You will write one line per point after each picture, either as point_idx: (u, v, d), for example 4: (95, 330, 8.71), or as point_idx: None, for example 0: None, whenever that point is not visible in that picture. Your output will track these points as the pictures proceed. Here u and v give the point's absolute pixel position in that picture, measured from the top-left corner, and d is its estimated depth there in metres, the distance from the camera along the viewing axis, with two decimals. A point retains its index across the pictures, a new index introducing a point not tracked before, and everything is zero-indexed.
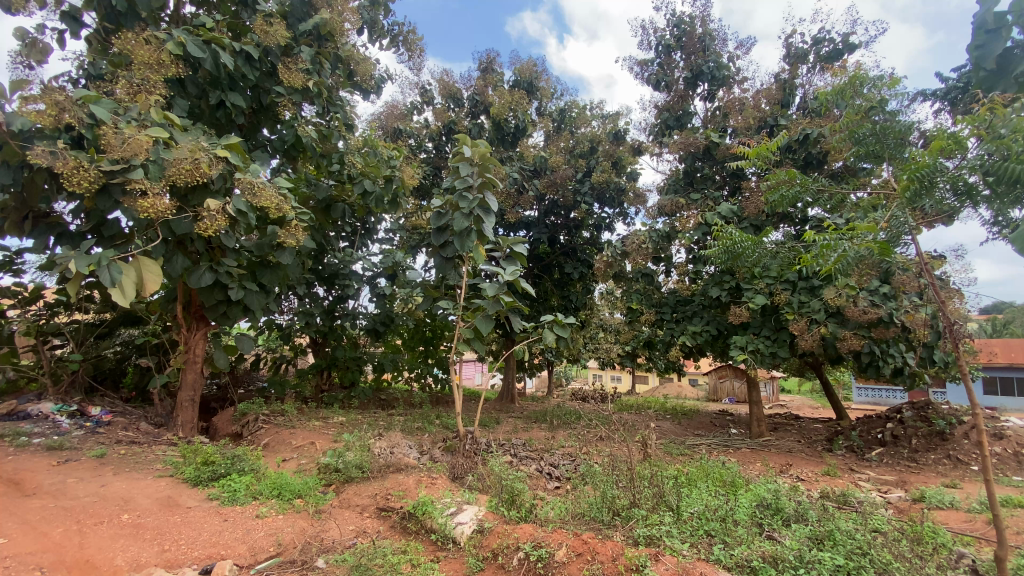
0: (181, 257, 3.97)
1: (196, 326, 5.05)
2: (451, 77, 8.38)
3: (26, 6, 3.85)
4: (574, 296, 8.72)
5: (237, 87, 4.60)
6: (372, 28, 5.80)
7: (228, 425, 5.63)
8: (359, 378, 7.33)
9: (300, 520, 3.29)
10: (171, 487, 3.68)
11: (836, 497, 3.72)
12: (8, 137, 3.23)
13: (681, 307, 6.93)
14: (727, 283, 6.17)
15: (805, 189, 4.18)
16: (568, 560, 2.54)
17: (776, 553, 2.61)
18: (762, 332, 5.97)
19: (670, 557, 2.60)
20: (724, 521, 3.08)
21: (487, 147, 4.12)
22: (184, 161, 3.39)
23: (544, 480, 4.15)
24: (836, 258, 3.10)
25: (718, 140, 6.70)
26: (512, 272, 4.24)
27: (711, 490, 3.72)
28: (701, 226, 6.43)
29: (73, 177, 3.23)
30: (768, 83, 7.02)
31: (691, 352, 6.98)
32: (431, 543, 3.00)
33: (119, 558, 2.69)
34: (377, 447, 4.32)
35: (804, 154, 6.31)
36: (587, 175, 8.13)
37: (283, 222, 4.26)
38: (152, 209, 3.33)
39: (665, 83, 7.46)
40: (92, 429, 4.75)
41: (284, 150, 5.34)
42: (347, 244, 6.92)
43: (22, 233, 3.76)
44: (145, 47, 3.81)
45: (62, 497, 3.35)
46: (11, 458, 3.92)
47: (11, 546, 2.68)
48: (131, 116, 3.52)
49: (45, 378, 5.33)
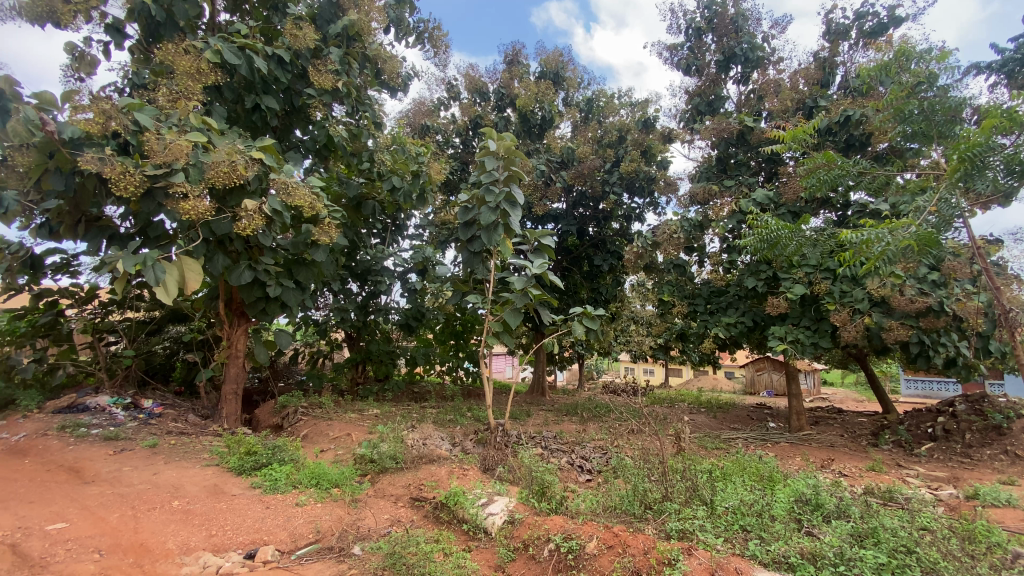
0: (221, 256, 4.18)
1: (238, 323, 5.27)
2: (476, 70, 8.37)
3: (74, 21, 4.05)
4: (605, 289, 8.87)
5: (271, 90, 4.74)
6: (398, 25, 5.85)
7: (270, 416, 5.85)
8: (393, 371, 7.52)
9: (337, 508, 3.40)
10: (218, 475, 3.87)
11: (881, 493, 3.56)
12: (60, 145, 3.41)
13: (715, 299, 6.73)
14: (764, 273, 5.92)
15: (845, 172, 4.36)
16: (599, 553, 2.54)
17: (815, 550, 2.53)
18: (802, 323, 5.75)
19: (704, 552, 2.57)
20: (761, 516, 3.00)
21: (513, 140, 4.09)
22: (222, 164, 3.51)
23: (575, 473, 4.14)
24: (877, 244, 3.34)
25: (753, 124, 6.46)
26: (540, 265, 4.19)
27: (747, 484, 3.64)
28: (736, 214, 6.25)
29: (120, 182, 3.40)
30: (805, 62, 6.70)
31: (726, 344, 6.82)
32: (463, 533, 3.06)
33: (170, 541, 2.85)
34: (410, 437, 4.38)
35: (845, 137, 5.94)
36: (616, 165, 7.98)
37: (316, 220, 4.38)
38: (193, 210, 3.48)
39: (696, 68, 7.30)
40: (145, 421, 5.03)
41: (316, 150, 5.45)
42: (378, 241, 7.15)
43: (77, 236, 4.00)
44: (185, 57, 3.97)
45: (118, 484, 3.58)
46: (72, 449, 4.21)
47: (72, 530, 2.88)
48: (172, 122, 3.69)
49: (102, 373, 5.69)
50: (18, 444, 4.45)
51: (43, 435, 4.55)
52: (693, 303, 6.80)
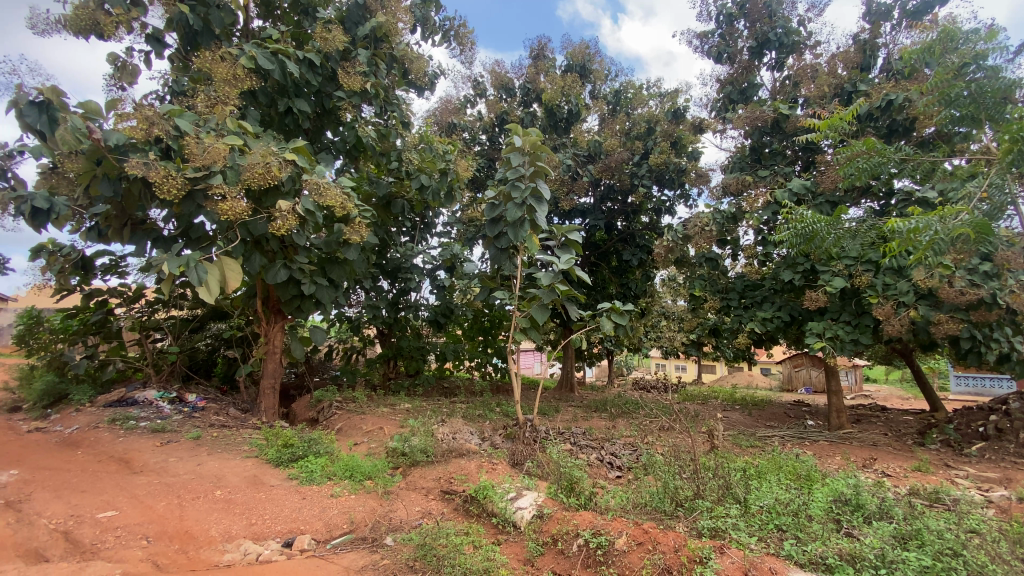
0: (258, 256, 4.33)
1: (275, 320, 5.45)
2: (502, 66, 8.38)
3: (117, 33, 4.26)
4: (634, 284, 8.75)
5: (302, 94, 4.86)
6: (424, 24, 5.90)
7: (306, 410, 6.04)
8: (423, 367, 7.64)
9: (370, 500, 3.48)
10: (257, 466, 4.03)
11: (927, 494, 3.40)
12: (106, 152, 3.60)
13: (750, 293, 6.54)
14: (800, 266, 5.73)
15: (886, 159, 4.19)
16: (628, 549, 2.53)
17: (855, 551, 2.44)
18: (841, 318, 5.52)
19: (737, 551, 2.52)
20: (797, 515, 2.92)
21: (538, 135, 4.09)
22: (257, 166, 3.63)
23: (605, 469, 4.11)
24: (925, 232, 3.25)
25: (789, 111, 6.24)
26: (567, 261, 4.18)
27: (783, 483, 3.54)
28: (771, 205, 6.05)
29: (163, 185, 3.56)
30: (844, 46, 6.42)
31: (762, 339, 6.63)
32: (492, 526, 3.09)
33: (213, 529, 2.99)
34: (440, 432, 4.45)
35: (887, 122, 5.67)
36: (644, 157, 7.85)
37: (347, 220, 4.48)
38: (231, 211, 3.62)
39: (727, 55, 7.10)
40: (188, 414, 5.27)
41: (346, 150, 5.57)
42: (408, 239, 7.27)
43: (124, 239, 4.23)
44: (222, 64, 4.13)
45: (165, 474, 3.77)
46: (122, 440, 4.47)
47: (123, 518, 3.06)
48: (210, 127, 3.84)
49: (149, 368, 6.01)
50: (73, 436, 4.75)
51: (95, 428, 4.84)
52: (727, 298, 6.66)
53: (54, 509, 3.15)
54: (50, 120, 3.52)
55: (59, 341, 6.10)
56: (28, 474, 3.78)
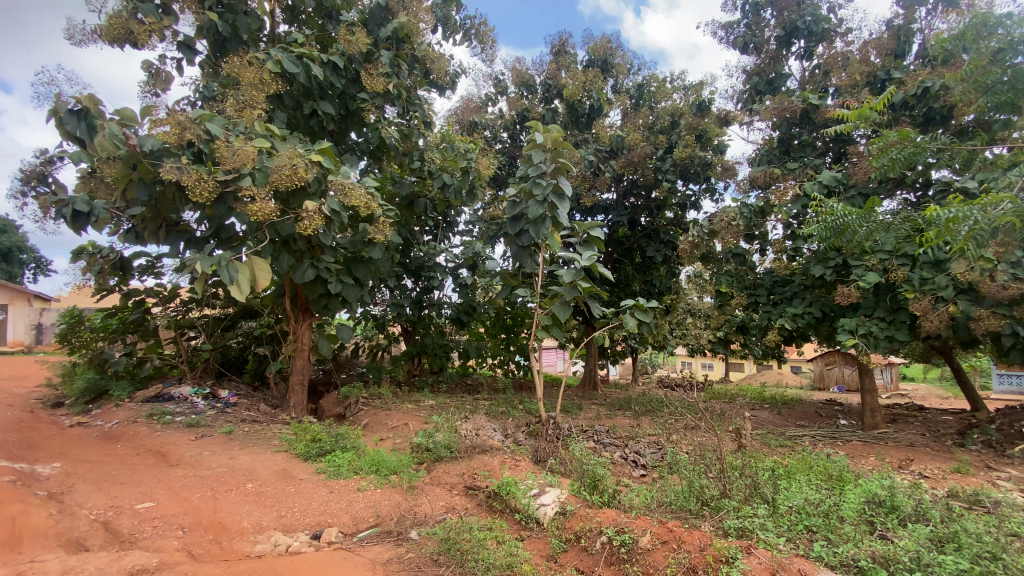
0: (287, 256, 4.43)
1: (303, 318, 5.59)
2: (523, 63, 8.37)
3: (150, 41, 4.42)
4: (659, 281, 8.63)
5: (327, 96, 4.96)
6: (445, 24, 5.93)
7: (333, 406, 6.19)
8: (447, 364, 7.72)
9: (396, 494, 3.54)
10: (287, 460, 4.14)
11: (967, 496, 3.27)
12: (142, 157, 3.75)
13: (779, 289, 6.37)
14: (832, 261, 5.56)
15: (922, 150, 4.03)
16: (653, 547, 2.51)
17: (888, 554, 2.37)
18: (875, 314, 5.34)
19: (764, 551, 2.48)
20: (828, 517, 2.85)
21: (560, 132, 4.06)
22: (284, 167, 3.72)
23: (629, 468, 4.08)
24: (964, 223, 3.14)
25: (819, 101, 6.05)
26: (589, 257, 4.15)
27: (813, 483, 3.45)
28: (801, 198, 5.88)
29: (196, 188, 3.68)
30: (877, 32, 6.19)
31: (791, 336, 6.47)
32: (516, 522, 3.10)
33: (245, 521, 3.09)
34: (464, 428, 4.49)
35: (924, 110, 5.45)
36: (668, 152, 7.73)
37: (372, 219, 4.56)
38: (260, 212, 3.73)
39: (754, 45, 6.93)
40: (221, 409, 5.45)
41: (370, 151, 5.66)
42: (431, 237, 7.32)
43: (159, 240, 4.40)
44: (249, 68, 4.24)
45: (199, 467, 3.92)
46: (159, 434, 4.66)
47: (160, 509, 3.19)
48: (240, 130, 3.95)
49: (184, 365, 6.24)
50: (113, 430, 4.97)
51: (134, 423, 5.05)
52: (755, 294, 6.49)
53: (95, 500, 3.30)
54: (89, 127, 3.68)
55: (99, 339, 6.38)
56: (71, 466, 3.97)
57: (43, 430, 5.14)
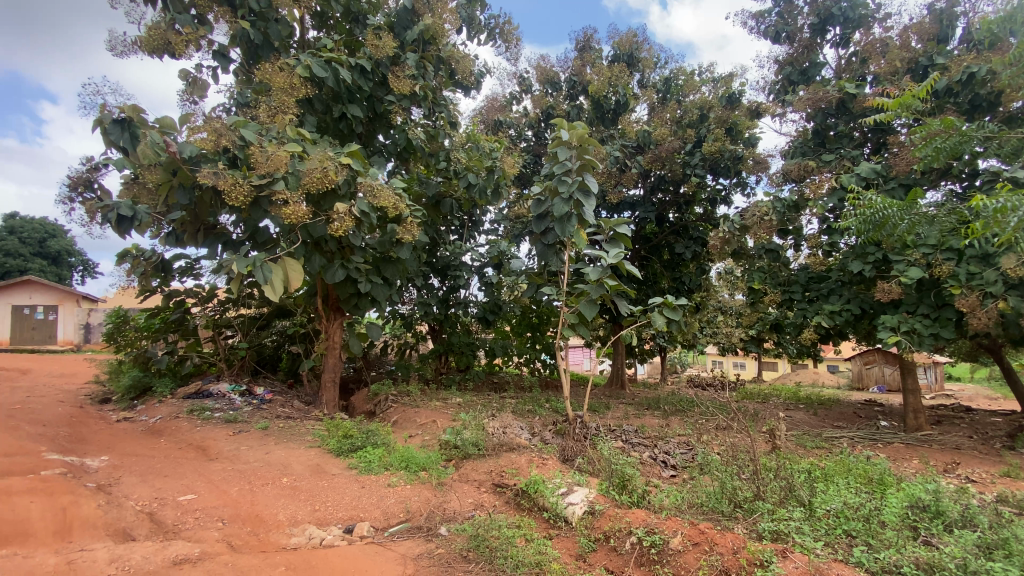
0: (318, 256, 4.54)
1: (334, 317, 5.71)
2: (548, 61, 8.34)
3: (187, 51, 4.58)
4: (688, 278, 8.48)
5: (356, 99, 5.06)
6: (470, 24, 5.96)
7: (363, 403, 6.32)
8: (473, 362, 7.78)
9: (425, 490, 3.59)
10: (320, 456, 4.25)
11: (1018, 502, 3.10)
12: (181, 163, 3.89)
13: (815, 285, 6.16)
14: (871, 256, 5.35)
15: (968, 138, 3.83)
16: (684, 549, 2.47)
17: (933, 560, 2.27)
18: (918, 311, 5.12)
19: (801, 555, 2.42)
20: (869, 521, 2.75)
21: (585, 128, 4.03)
22: (315, 170, 3.81)
23: (659, 468, 4.02)
24: (1014, 213, 2.98)
25: (856, 90, 5.82)
26: (616, 255, 4.09)
27: (852, 487, 3.34)
28: (837, 191, 5.67)
29: (232, 193, 3.80)
30: (919, 16, 5.91)
31: (828, 334, 6.26)
32: (544, 521, 3.10)
33: (281, 514, 3.19)
34: (491, 426, 4.52)
35: (969, 97, 5.18)
36: (697, 146, 7.57)
37: (400, 220, 4.62)
38: (293, 215, 3.83)
39: (786, 34, 6.72)
40: (257, 405, 5.63)
41: (397, 153, 5.74)
42: (457, 237, 7.37)
43: (198, 243, 4.58)
44: (280, 74, 4.35)
45: (237, 461, 4.06)
46: (199, 429, 4.85)
47: (201, 501, 3.32)
48: (273, 135, 4.06)
49: (222, 363, 6.50)
50: (157, 425, 5.20)
51: (176, 418, 5.28)
52: (789, 291, 6.26)
53: (140, 492, 3.46)
54: (132, 137, 3.85)
55: (142, 338, 6.67)
56: (118, 459, 4.17)
57: (92, 424, 5.41)
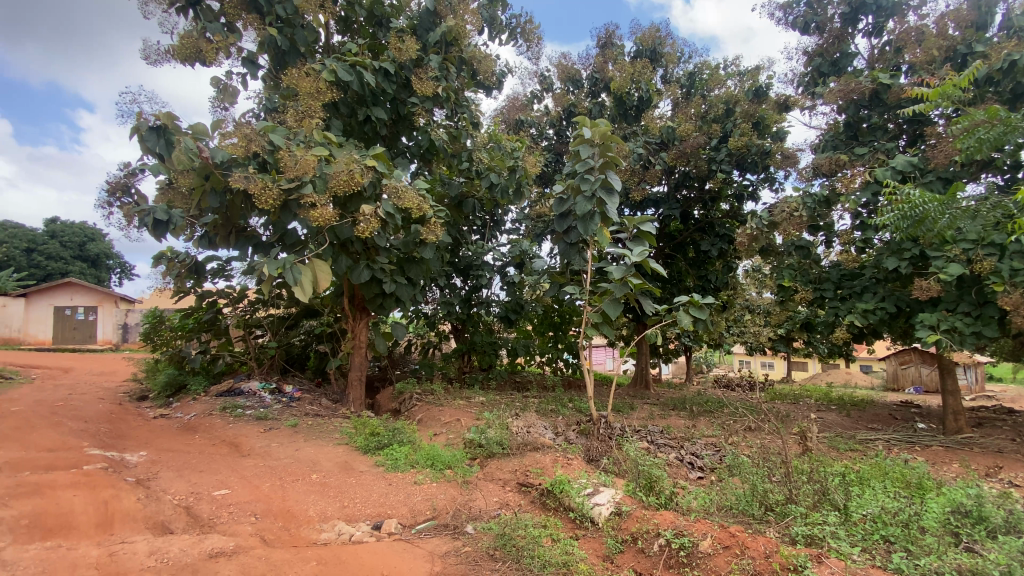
0: (345, 257, 4.62)
1: (360, 316, 5.81)
2: (569, 58, 8.29)
3: (217, 58, 4.71)
4: (715, 276, 8.33)
5: (380, 102, 5.13)
6: (491, 25, 5.97)
7: (389, 402, 6.40)
8: (496, 362, 7.81)
9: (451, 488, 3.62)
10: (348, 453, 4.32)
11: None
12: (213, 168, 4.01)
13: (848, 283, 5.97)
14: (907, 252, 5.16)
15: (1013, 128, 3.66)
16: (714, 552, 2.44)
17: (977, 568, 2.18)
18: (958, 309, 4.91)
19: (837, 561, 2.35)
20: (908, 527, 2.65)
21: (608, 126, 3.99)
22: (341, 173, 3.88)
23: (685, 470, 3.96)
24: None
25: (890, 81, 5.62)
26: (640, 253, 4.03)
27: (890, 491, 3.22)
28: (871, 185, 5.48)
29: (262, 196, 3.90)
30: (958, 1, 5.67)
31: (861, 333, 6.07)
32: (570, 521, 3.08)
33: (311, 510, 3.26)
34: (515, 425, 4.53)
35: (1013, 85, 4.95)
36: (723, 141, 7.43)
37: (423, 220, 4.66)
38: (321, 218, 3.90)
39: (816, 25, 6.53)
40: (286, 403, 5.76)
41: (420, 154, 5.79)
42: (479, 237, 7.41)
43: (230, 245, 4.72)
44: (307, 79, 4.44)
45: (268, 458, 4.17)
46: (232, 426, 4.99)
47: (235, 496, 3.42)
48: (300, 139, 4.15)
49: (252, 361, 6.74)
50: (191, 422, 5.37)
51: (209, 415, 5.44)
52: (820, 289, 6.09)
53: (177, 486, 3.58)
54: (167, 143, 4.00)
55: (177, 338, 6.90)
56: (155, 455, 4.32)
57: (130, 421, 5.63)
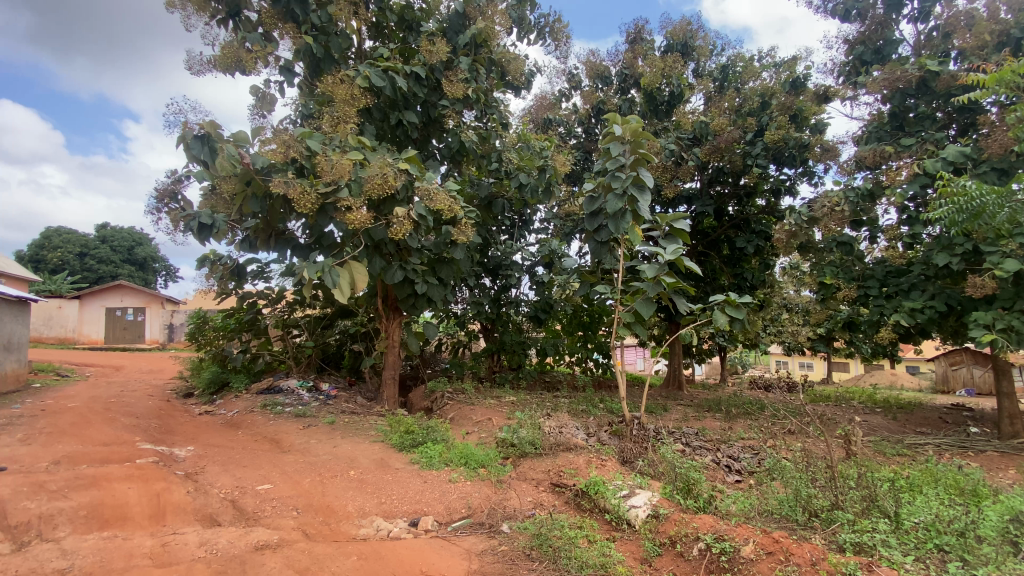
0: (379, 259, 4.71)
1: (393, 316, 5.92)
2: (597, 55, 8.21)
3: (256, 67, 4.87)
4: (750, 274, 8.12)
5: (411, 105, 5.20)
6: (520, 25, 5.98)
7: (421, 400, 6.50)
8: (525, 361, 7.83)
9: (485, 487, 3.65)
10: (383, 450, 4.41)
11: None
12: (255, 174, 4.16)
13: (893, 280, 5.71)
14: (959, 247, 4.91)
15: None
16: (757, 557, 2.38)
17: None
18: (1016, 307, 4.63)
19: (888, 570, 2.27)
20: (965, 536, 2.53)
21: (639, 122, 3.96)
22: (376, 176, 3.96)
23: (723, 473, 3.88)
24: None
25: (939, 67, 5.34)
26: (674, 251, 3.96)
27: (943, 498, 3.08)
28: (918, 177, 5.23)
29: (301, 201, 4.01)
30: None
31: (908, 332, 5.80)
32: (606, 522, 3.07)
33: (350, 505, 3.34)
34: (547, 426, 4.54)
35: None
36: (758, 135, 7.23)
37: (455, 221, 4.71)
38: (356, 220, 4.00)
39: (857, 12, 6.27)
40: (324, 401, 5.92)
41: (451, 156, 5.85)
42: (508, 236, 7.43)
43: (270, 247, 4.87)
44: (342, 86, 4.56)
45: (308, 454, 4.30)
46: (272, 423, 5.17)
47: (278, 491, 3.54)
48: (336, 144, 4.26)
49: (290, 360, 7.05)
50: (234, 418, 5.58)
51: (251, 412, 5.65)
52: (864, 287, 5.80)
53: (223, 480, 3.74)
54: (211, 150, 4.16)
55: (220, 337, 7.18)
56: (202, 449, 4.52)
57: (178, 417, 5.89)
